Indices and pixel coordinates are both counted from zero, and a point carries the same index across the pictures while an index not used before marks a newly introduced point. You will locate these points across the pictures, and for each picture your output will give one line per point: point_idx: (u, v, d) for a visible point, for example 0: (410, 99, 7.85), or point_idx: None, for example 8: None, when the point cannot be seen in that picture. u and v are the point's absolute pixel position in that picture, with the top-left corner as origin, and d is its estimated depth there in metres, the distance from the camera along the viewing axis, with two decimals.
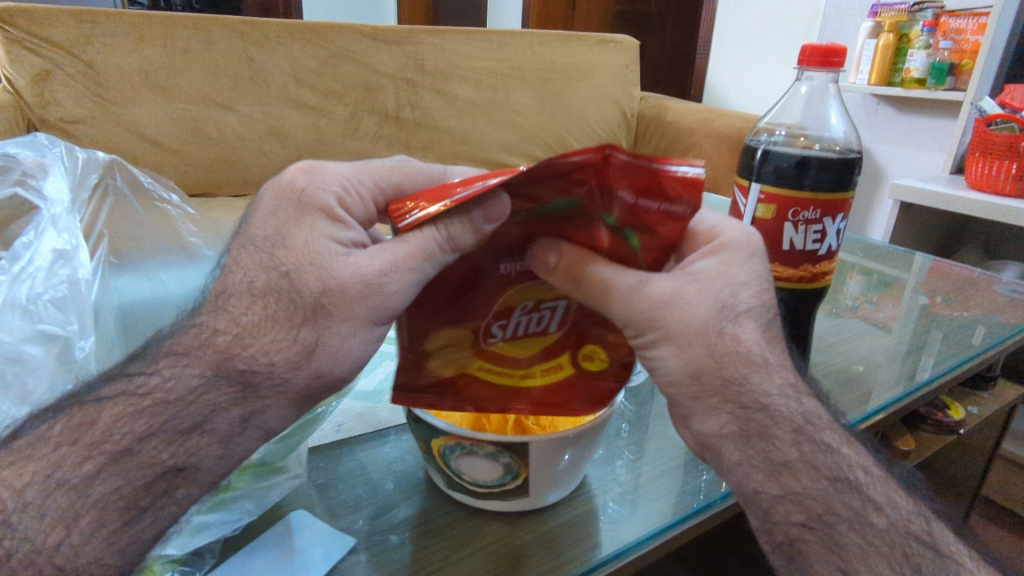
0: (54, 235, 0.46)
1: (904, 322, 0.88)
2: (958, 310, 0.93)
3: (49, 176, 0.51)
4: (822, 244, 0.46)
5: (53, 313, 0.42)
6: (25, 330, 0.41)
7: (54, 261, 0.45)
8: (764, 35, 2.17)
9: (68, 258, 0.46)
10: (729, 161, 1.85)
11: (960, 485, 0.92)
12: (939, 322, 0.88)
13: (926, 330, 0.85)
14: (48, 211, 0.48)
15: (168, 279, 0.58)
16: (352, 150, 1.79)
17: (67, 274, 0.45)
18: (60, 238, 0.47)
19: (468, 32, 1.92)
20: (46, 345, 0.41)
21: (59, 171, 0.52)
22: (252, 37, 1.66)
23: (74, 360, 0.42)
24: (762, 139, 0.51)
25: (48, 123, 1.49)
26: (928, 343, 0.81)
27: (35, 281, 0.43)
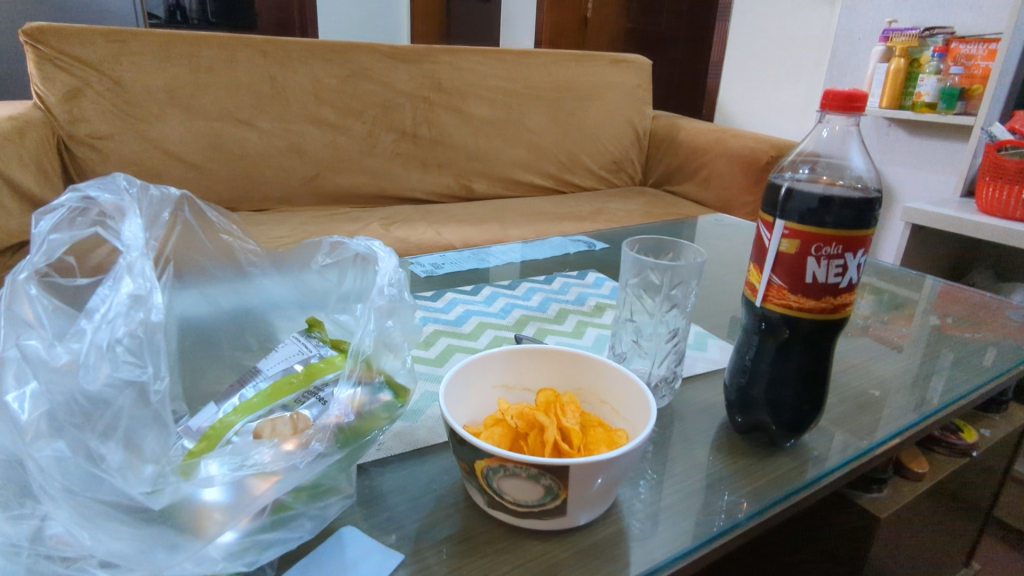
0: (132, 279, 0.39)
1: (916, 341, 0.91)
2: (969, 332, 0.95)
3: (125, 218, 0.43)
4: (843, 277, 0.48)
5: (128, 362, 0.36)
6: (103, 377, 0.35)
7: (130, 305, 0.38)
8: (775, 56, 2.21)
9: (144, 301, 0.38)
10: (741, 181, 1.88)
11: (973, 507, 0.93)
12: (952, 343, 0.90)
13: (940, 353, 0.87)
14: (128, 257, 0.40)
15: (222, 300, 0.62)
16: (370, 167, 1.83)
17: (142, 316, 0.37)
18: (134, 280, 0.39)
19: (484, 52, 1.97)
20: (121, 391, 0.35)
21: (139, 213, 0.44)
22: (274, 55, 1.70)
23: (152, 402, 0.35)
24: (785, 175, 0.52)
25: (75, 139, 1.52)
26: (943, 366, 0.83)
27: (111, 326, 0.36)
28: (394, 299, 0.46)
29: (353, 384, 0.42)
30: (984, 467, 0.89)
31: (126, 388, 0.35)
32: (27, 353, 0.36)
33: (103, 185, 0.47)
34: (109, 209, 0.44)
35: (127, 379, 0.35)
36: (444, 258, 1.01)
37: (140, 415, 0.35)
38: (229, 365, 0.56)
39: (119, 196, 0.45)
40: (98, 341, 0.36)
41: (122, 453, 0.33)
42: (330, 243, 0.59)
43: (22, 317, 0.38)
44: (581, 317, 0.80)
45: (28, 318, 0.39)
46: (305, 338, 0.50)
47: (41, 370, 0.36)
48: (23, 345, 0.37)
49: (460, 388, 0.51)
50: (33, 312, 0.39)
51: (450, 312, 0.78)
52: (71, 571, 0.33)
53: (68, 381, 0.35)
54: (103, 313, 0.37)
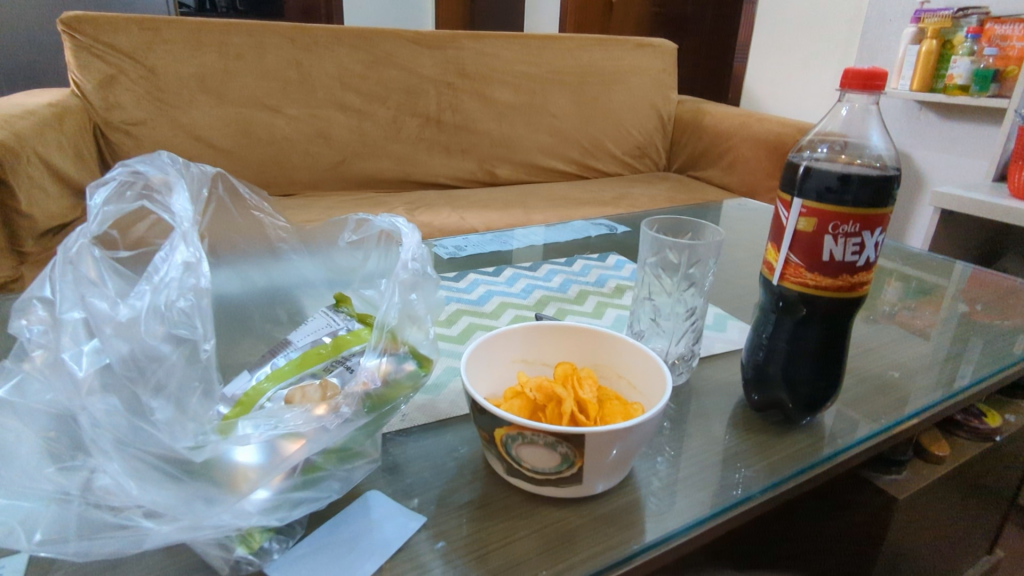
0: (185, 246, 0.40)
1: (943, 330, 0.89)
2: (996, 318, 0.94)
3: (173, 192, 0.44)
4: (861, 256, 0.48)
5: (182, 325, 0.38)
6: (160, 333, 0.37)
7: (182, 272, 0.39)
8: (804, 39, 2.17)
9: (195, 269, 0.40)
10: (766, 166, 1.86)
11: (996, 494, 0.93)
12: (978, 329, 0.90)
13: (965, 339, 0.86)
14: (181, 226, 0.41)
15: (255, 278, 0.66)
16: (395, 153, 1.86)
17: (192, 282, 0.40)
18: (186, 249, 0.40)
19: (508, 37, 1.97)
20: (174, 350, 0.37)
21: (185, 187, 0.45)
22: (301, 42, 1.73)
23: (203, 361, 0.38)
24: (806, 154, 0.52)
25: (110, 125, 1.57)
26: (967, 352, 0.82)
27: (167, 290, 0.38)
28: (418, 273, 0.47)
29: (379, 354, 0.43)
30: (1009, 454, 0.88)
31: (179, 346, 0.37)
32: (94, 311, 0.36)
33: (150, 160, 0.47)
34: (156, 182, 0.44)
35: (181, 339, 0.37)
36: (467, 240, 1.03)
37: (192, 372, 0.37)
38: (261, 338, 0.57)
39: (164, 169, 0.46)
40: (156, 304, 0.37)
41: (169, 409, 0.35)
42: (356, 221, 0.61)
43: (86, 276, 0.39)
44: (601, 298, 0.81)
45: (90, 275, 0.39)
46: (333, 313, 0.52)
47: (108, 323, 0.36)
48: (89, 301, 0.37)
49: (481, 361, 0.53)
50: (95, 271, 0.39)
51: (473, 292, 0.80)
52: (118, 520, 0.35)
53: (130, 337, 0.36)
54: (160, 276, 0.39)
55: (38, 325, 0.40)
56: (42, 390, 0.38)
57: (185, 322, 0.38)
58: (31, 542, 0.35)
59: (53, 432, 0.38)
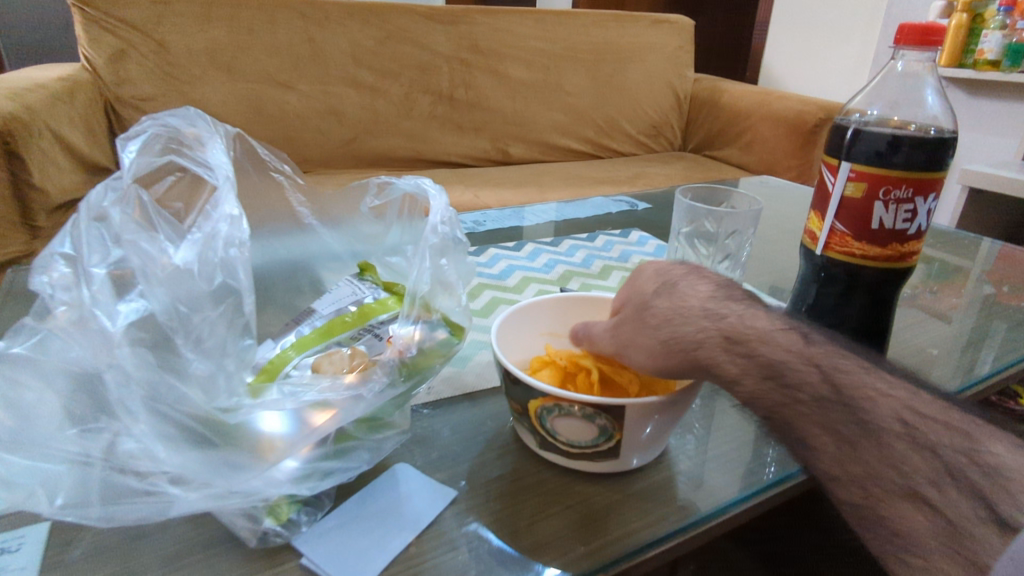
0: (226, 200, 0.41)
1: (966, 311, 0.87)
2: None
3: (206, 145, 0.45)
4: (912, 223, 0.46)
5: (225, 274, 0.39)
6: (207, 284, 0.39)
7: (224, 224, 0.40)
8: (825, 16, 2.12)
9: (236, 224, 0.40)
10: (786, 145, 1.82)
11: None
12: (1005, 312, 0.87)
13: (988, 322, 0.84)
14: (220, 180, 0.42)
15: (273, 244, 0.62)
16: (408, 130, 1.83)
17: (231, 233, 0.40)
18: (224, 202, 0.41)
19: (522, 12, 1.93)
20: (221, 303, 0.38)
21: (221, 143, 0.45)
22: (313, 17, 1.70)
23: (244, 314, 0.38)
24: (853, 117, 0.50)
25: (121, 100, 1.55)
26: (990, 334, 0.80)
27: (210, 240, 0.40)
28: (447, 238, 0.45)
29: (412, 323, 0.42)
30: None
31: (223, 299, 0.39)
32: (141, 254, 0.38)
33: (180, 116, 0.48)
34: (188, 135, 0.45)
35: (227, 289, 0.39)
36: (485, 216, 1.01)
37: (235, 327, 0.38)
38: (283, 307, 0.55)
39: (197, 123, 0.47)
40: (204, 256, 0.39)
41: (210, 364, 0.35)
42: (378, 184, 0.57)
43: (129, 220, 0.40)
44: (626, 274, 0.79)
45: (127, 223, 0.40)
46: (358, 282, 0.50)
47: (154, 272, 0.38)
48: (133, 244, 0.39)
49: (509, 332, 0.51)
50: (137, 219, 0.41)
51: (494, 267, 0.78)
52: (144, 486, 0.33)
53: (173, 287, 0.38)
54: (206, 226, 0.40)
55: (60, 282, 0.39)
56: (65, 348, 0.37)
57: (229, 276, 0.39)
58: (53, 507, 0.33)
59: (73, 393, 0.36)
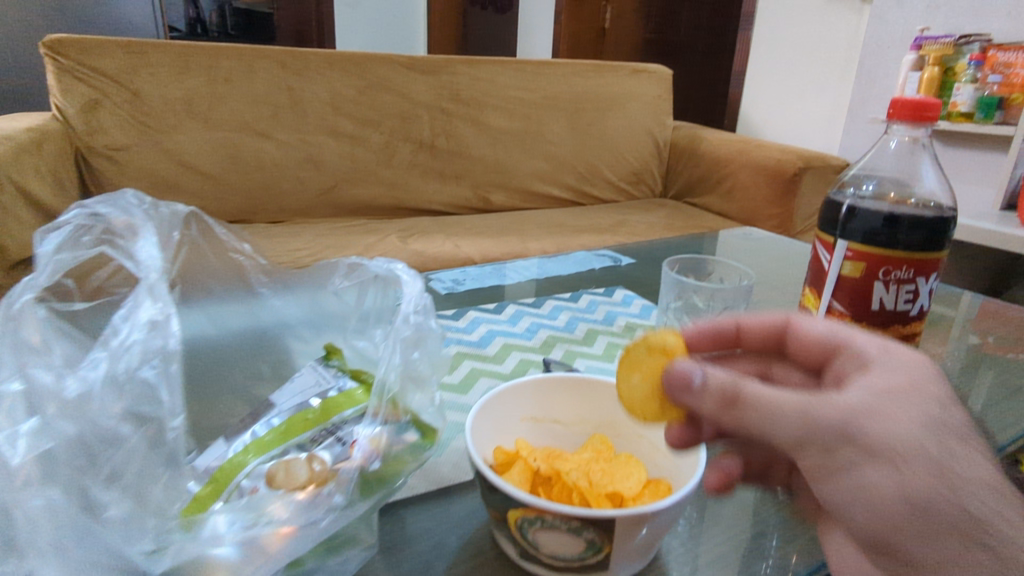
0: (151, 302, 0.37)
1: (954, 360, 0.85)
2: (1011, 351, 0.89)
3: (137, 238, 0.42)
4: (913, 304, 0.44)
5: (143, 400, 0.34)
6: (120, 408, 0.33)
7: (148, 332, 0.36)
8: (800, 66, 2.16)
9: (162, 327, 0.36)
10: (766, 192, 1.83)
11: None
12: (992, 363, 0.85)
13: (974, 373, 0.82)
14: (147, 278, 0.38)
15: (227, 318, 0.59)
16: (388, 179, 1.81)
17: (160, 346, 0.35)
18: (152, 305, 0.37)
19: (502, 62, 1.94)
20: (135, 431, 0.33)
21: (153, 231, 0.43)
22: (292, 66, 1.68)
23: (167, 442, 0.33)
24: (848, 192, 0.48)
25: (93, 150, 1.51)
26: (976, 390, 0.78)
27: (131, 356, 0.35)
28: (421, 328, 0.42)
29: (377, 423, 0.38)
30: None
31: (142, 426, 0.33)
32: (36, 388, 0.33)
33: (108, 203, 0.45)
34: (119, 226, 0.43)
35: (147, 415, 0.34)
36: (465, 273, 0.98)
37: (154, 458, 0.33)
38: (237, 395, 0.49)
39: (128, 213, 0.44)
40: (112, 372, 0.34)
41: (125, 507, 0.31)
42: (347, 264, 0.54)
43: (26, 341, 0.35)
44: (611, 339, 0.75)
45: (32, 341, 0.36)
46: (322, 368, 0.46)
47: (52, 401, 0.33)
48: (29, 373, 0.34)
49: (488, 422, 0.47)
50: (38, 336, 0.36)
51: (473, 333, 0.74)
52: None
53: (78, 417, 0.32)
54: (119, 340, 0.35)
55: None
56: None
57: (148, 399, 0.34)
58: None
59: None
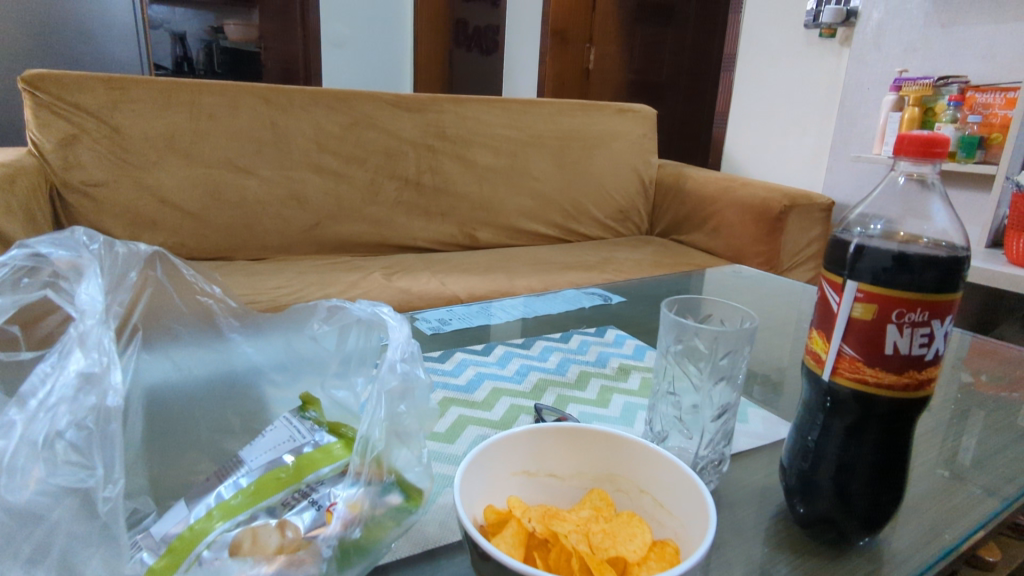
0: (82, 353, 0.35)
1: (948, 403, 0.82)
2: (1004, 389, 0.88)
3: (81, 278, 0.39)
4: (929, 348, 0.41)
5: (70, 463, 0.33)
6: (44, 475, 0.32)
7: (80, 386, 0.34)
8: (782, 106, 2.20)
9: (99, 381, 0.35)
10: (751, 229, 1.83)
11: None
12: (985, 401, 0.84)
13: (965, 410, 0.80)
14: (81, 325, 0.36)
15: (192, 367, 0.54)
16: (372, 216, 1.79)
17: (94, 400, 0.34)
18: (87, 356, 0.35)
19: (489, 101, 1.95)
20: (61, 501, 0.32)
21: (97, 270, 0.40)
22: (277, 103, 1.67)
23: (99, 513, 0.32)
24: (855, 231, 0.46)
25: (69, 186, 1.48)
26: (971, 426, 0.76)
27: (58, 415, 0.33)
28: (408, 377, 0.38)
29: (358, 484, 0.35)
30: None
31: (71, 495, 0.32)
32: None
33: (55, 240, 0.41)
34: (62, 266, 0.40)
35: (72, 484, 0.32)
36: (451, 313, 0.95)
37: (80, 532, 0.31)
38: (208, 452, 0.47)
39: (77, 252, 0.41)
40: (33, 435, 0.33)
41: None
42: (327, 307, 0.51)
43: None
44: (605, 382, 0.72)
45: None
46: (297, 421, 0.42)
47: None
48: None
49: (476, 477, 0.43)
50: None
51: (461, 376, 0.71)
52: None
53: None
54: (48, 395, 0.34)
55: None
56: None
57: (78, 465, 0.33)
58: None
59: None
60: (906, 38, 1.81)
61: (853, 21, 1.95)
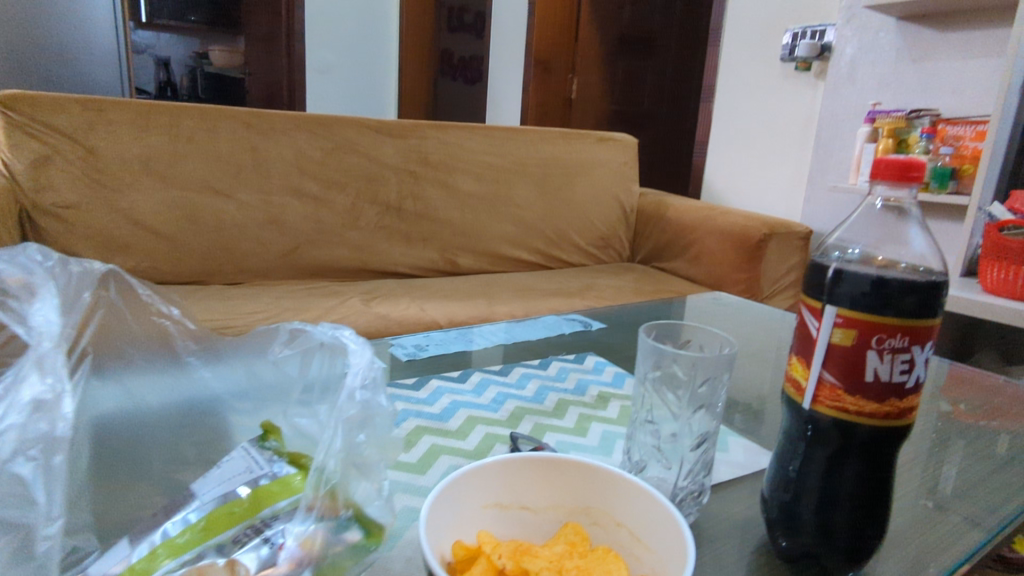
0: (38, 377, 0.35)
1: (928, 431, 0.81)
2: (984, 419, 0.87)
3: (35, 297, 0.40)
4: (910, 375, 0.40)
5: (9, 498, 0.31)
6: None
7: (31, 412, 0.34)
8: (761, 137, 2.24)
9: (50, 409, 0.35)
10: (731, 257, 1.84)
11: None
12: (967, 431, 0.83)
13: (948, 441, 0.79)
14: (38, 348, 0.37)
15: (150, 398, 0.52)
16: (352, 241, 1.77)
17: (43, 430, 0.34)
18: (40, 382, 0.35)
19: (471, 128, 1.96)
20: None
21: (52, 292, 0.41)
22: (257, 127, 1.66)
23: (35, 553, 0.30)
24: (833, 255, 0.45)
25: (39, 209, 1.44)
26: (955, 456, 0.75)
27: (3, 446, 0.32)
28: (368, 405, 0.36)
29: (312, 520, 0.32)
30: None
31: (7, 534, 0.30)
32: None
33: (7, 261, 0.43)
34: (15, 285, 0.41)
35: (16, 519, 0.31)
36: (429, 338, 0.93)
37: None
38: (158, 485, 0.44)
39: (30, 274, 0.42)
40: None
41: None
42: (289, 331, 0.50)
43: None
44: (584, 410, 0.70)
45: None
46: (256, 452, 0.39)
47: None
48: None
49: (444, 510, 0.40)
50: None
51: (435, 404, 0.69)
52: None
53: None
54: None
55: None
56: None
57: (17, 499, 0.31)
58: None
59: None
60: (879, 72, 1.85)
61: (827, 55, 2.00)
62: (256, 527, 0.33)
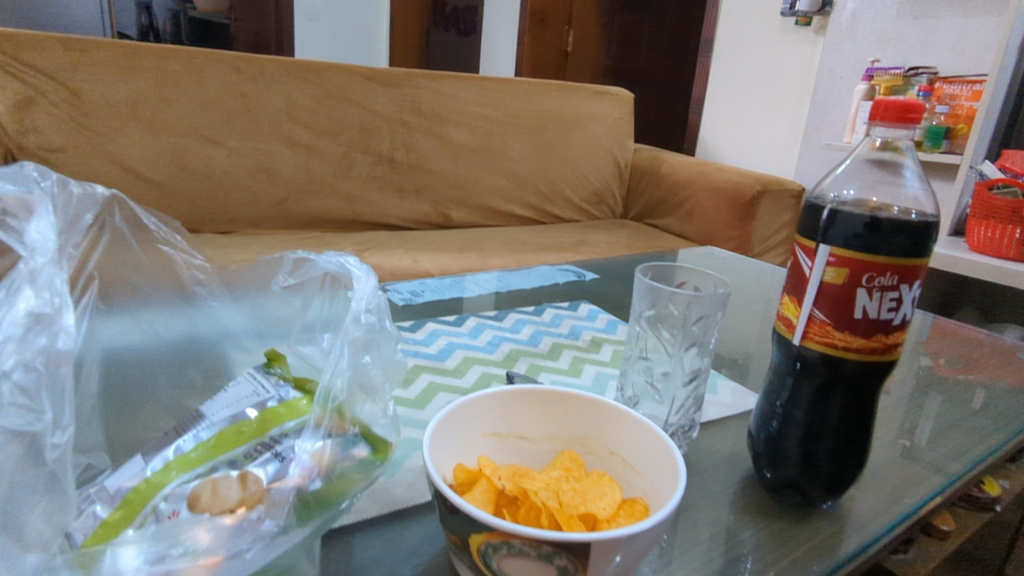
0: (32, 293, 0.36)
1: (905, 380, 0.84)
2: (963, 372, 0.90)
3: (32, 215, 0.40)
4: (897, 313, 0.41)
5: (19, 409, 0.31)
6: None
7: (28, 326, 0.34)
8: (758, 94, 2.22)
9: (49, 324, 0.35)
10: (723, 214, 1.85)
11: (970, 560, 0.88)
12: (942, 381, 0.86)
13: (926, 390, 0.82)
14: (30, 262, 0.37)
15: (160, 329, 0.53)
16: (344, 191, 1.75)
17: (44, 344, 0.34)
18: (38, 296, 0.36)
19: (465, 78, 1.93)
20: (5, 446, 0.30)
21: (49, 209, 0.41)
22: (247, 72, 1.62)
23: (46, 461, 0.31)
24: (827, 198, 0.46)
25: (24, 151, 1.40)
26: (931, 404, 0.78)
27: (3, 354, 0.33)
28: (373, 328, 0.38)
29: (322, 437, 0.34)
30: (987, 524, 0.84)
31: (14, 440, 0.30)
32: None
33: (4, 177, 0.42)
34: (11, 204, 0.40)
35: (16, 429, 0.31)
36: (424, 285, 0.93)
37: (30, 480, 0.30)
38: (168, 408, 0.46)
39: (26, 189, 0.42)
40: None
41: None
42: (293, 261, 0.51)
43: None
44: (577, 353, 0.72)
45: None
46: (261, 376, 0.41)
47: None
48: None
49: (447, 437, 0.42)
50: None
51: (432, 345, 0.70)
52: None
53: None
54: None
55: None
56: None
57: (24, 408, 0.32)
58: None
59: None
60: (880, 28, 1.83)
61: (828, 10, 1.97)
62: (263, 443, 0.34)
